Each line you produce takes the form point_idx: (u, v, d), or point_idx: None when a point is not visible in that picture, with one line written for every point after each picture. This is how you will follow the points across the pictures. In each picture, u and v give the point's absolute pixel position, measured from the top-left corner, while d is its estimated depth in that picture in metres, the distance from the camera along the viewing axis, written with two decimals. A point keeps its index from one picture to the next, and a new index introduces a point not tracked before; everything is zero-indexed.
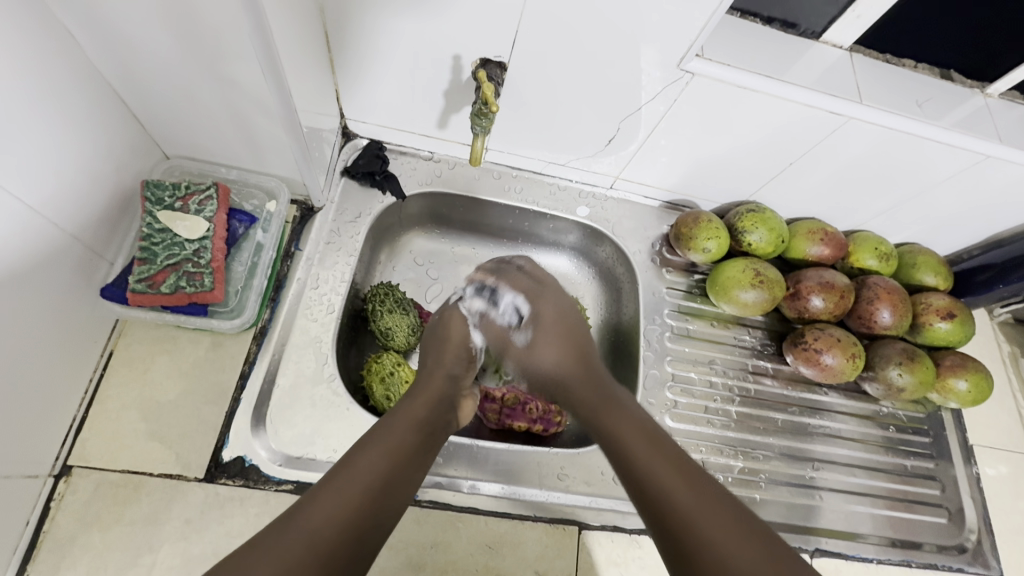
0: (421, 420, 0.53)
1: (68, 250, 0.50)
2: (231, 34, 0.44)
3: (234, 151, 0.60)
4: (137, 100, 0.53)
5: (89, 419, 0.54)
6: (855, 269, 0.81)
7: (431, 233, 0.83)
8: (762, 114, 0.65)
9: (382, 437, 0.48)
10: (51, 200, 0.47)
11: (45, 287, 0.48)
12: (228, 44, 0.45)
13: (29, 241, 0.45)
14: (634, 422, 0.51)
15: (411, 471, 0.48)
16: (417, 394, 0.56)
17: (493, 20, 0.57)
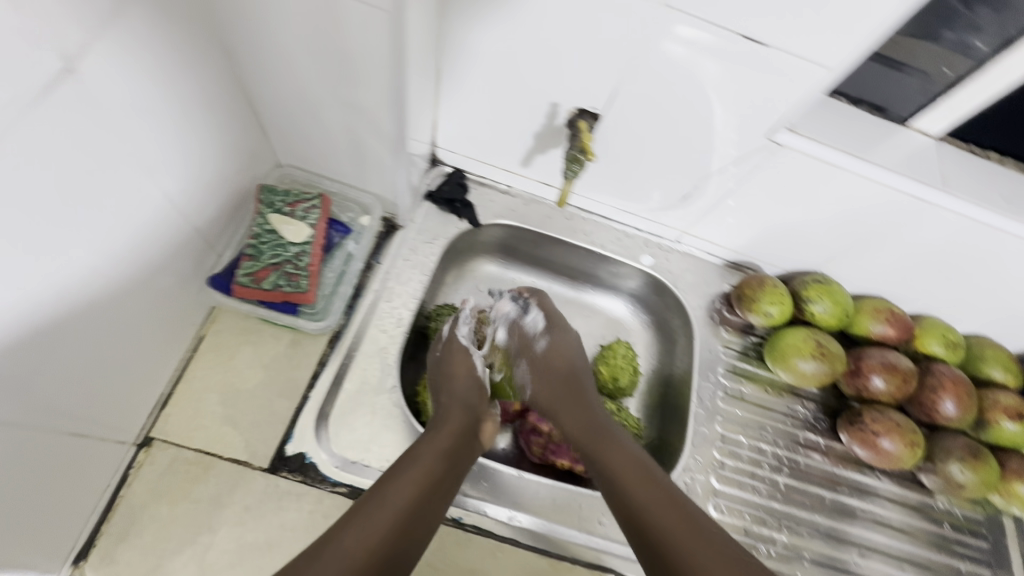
0: (448, 451, 0.56)
1: (187, 240, 0.55)
2: (372, 71, 0.49)
3: (341, 166, 0.65)
4: (268, 114, 0.59)
5: (175, 396, 0.58)
6: (918, 354, 0.79)
7: (496, 262, 0.86)
8: (843, 192, 0.66)
9: (415, 467, 0.52)
10: (184, 191, 0.52)
11: (164, 269, 0.52)
12: (366, 75, 0.50)
13: (161, 225, 0.50)
14: (630, 468, 0.57)
15: (437, 501, 0.51)
16: (444, 423, 0.59)
17: (595, 76, 0.60)
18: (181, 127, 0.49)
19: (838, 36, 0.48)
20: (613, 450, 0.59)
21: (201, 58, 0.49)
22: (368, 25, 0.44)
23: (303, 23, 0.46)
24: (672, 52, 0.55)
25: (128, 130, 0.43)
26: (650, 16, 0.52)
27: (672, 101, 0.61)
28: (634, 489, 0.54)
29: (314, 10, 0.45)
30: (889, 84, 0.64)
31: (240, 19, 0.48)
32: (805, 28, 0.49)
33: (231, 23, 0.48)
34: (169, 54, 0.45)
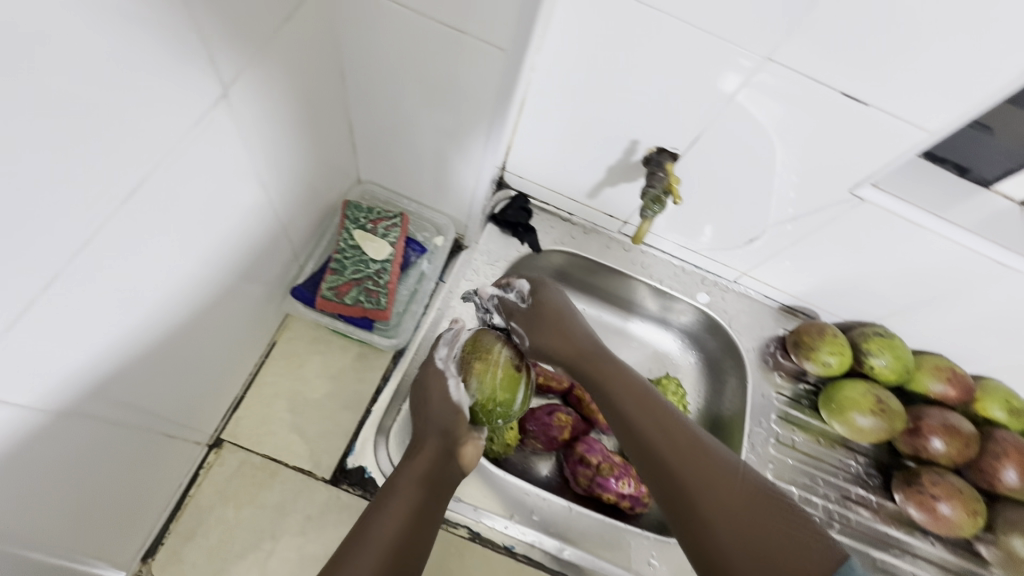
0: (428, 479, 0.51)
1: (272, 248, 0.57)
2: (480, 102, 0.52)
3: (421, 186, 0.67)
4: (362, 134, 0.61)
5: (246, 401, 0.59)
6: (979, 417, 0.77)
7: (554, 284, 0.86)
8: (919, 249, 0.65)
9: (397, 501, 0.48)
10: (278, 201, 0.54)
11: (247, 275, 0.54)
12: (473, 105, 0.53)
13: (252, 233, 0.52)
14: (624, 387, 0.58)
15: (426, 534, 0.48)
16: (420, 447, 0.53)
17: (681, 119, 0.61)
18: (286, 142, 0.51)
19: (946, 99, 0.48)
20: (613, 372, 0.60)
21: (320, 82, 0.52)
22: (484, 59, 0.47)
23: (421, 55, 0.49)
24: (764, 102, 0.55)
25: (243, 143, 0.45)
26: (747, 67, 0.53)
27: (755, 148, 0.61)
28: (632, 412, 0.56)
29: (436, 43, 0.47)
30: (977, 147, 0.63)
31: (358, 46, 0.50)
32: (908, 88, 0.49)
33: (350, 50, 0.51)
34: (295, 77, 0.47)
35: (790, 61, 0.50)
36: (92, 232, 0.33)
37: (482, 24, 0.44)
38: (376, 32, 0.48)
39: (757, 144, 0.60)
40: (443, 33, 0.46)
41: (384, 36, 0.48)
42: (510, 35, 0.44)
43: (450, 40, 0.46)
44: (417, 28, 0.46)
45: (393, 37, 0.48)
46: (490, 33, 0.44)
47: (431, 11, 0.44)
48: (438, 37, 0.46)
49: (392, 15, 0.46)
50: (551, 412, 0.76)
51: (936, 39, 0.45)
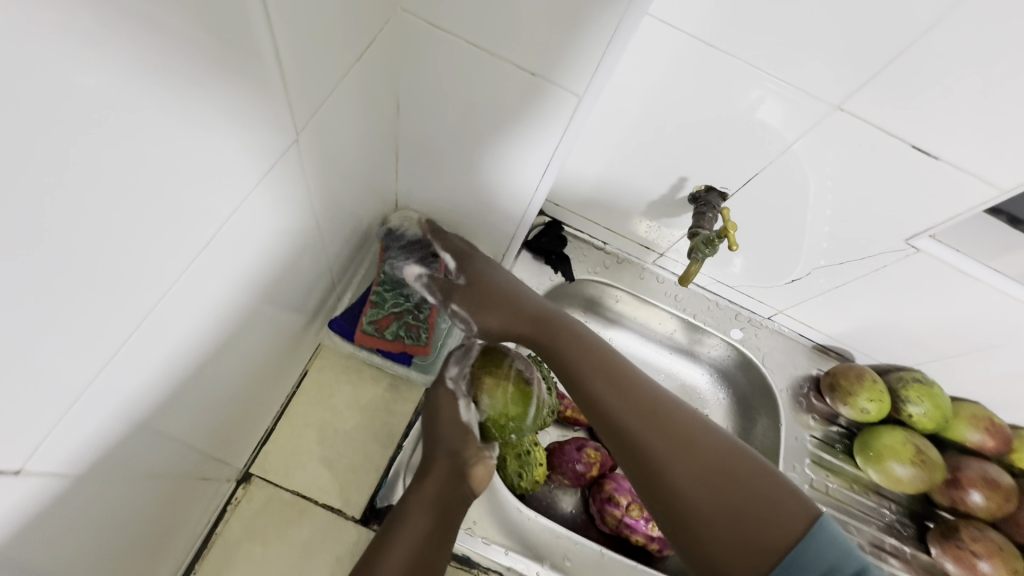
0: (438, 502, 0.51)
1: (313, 275, 0.55)
2: (533, 134, 0.52)
3: (460, 214, 0.66)
4: (409, 158, 0.61)
5: (276, 432, 0.57)
6: (1015, 468, 0.75)
7: (601, 321, 0.85)
8: (969, 301, 0.64)
9: (407, 526, 0.49)
10: (326, 227, 0.53)
11: (286, 306, 0.52)
12: (525, 135, 0.52)
13: (295, 264, 0.50)
14: (595, 369, 0.57)
15: (436, 558, 0.49)
16: (428, 467, 0.54)
17: (736, 158, 0.59)
18: (337, 171, 0.50)
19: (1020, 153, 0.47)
20: (580, 354, 0.58)
21: (376, 114, 0.52)
22: (553, 101, 0.48)
23: (485, 95, 0.50)
24: (825, 147, 0.54)
25: (299, 173, 0.43)
26: (812, 112, 0.51)
27: (808, 192, 0.59)
28: (606, 397, 0.55)
29: (504, 84, 0.48)
30: None
31: (421, 81, 0.51)
32: (979, 140, 0.47)
33: (413, 84, 0.52)
34: (353, 107, 0.47)
35: (859, 109, 0.49)
36: (151, 272, 0.31)
37: (559, 69, 0.45)
38: (444, 70, 0.49)
39: (811, 188, 0.59)
40: (514, 75, 0.47)
41: (452, 75, 0.49)
42: (585, 80, 0.45)
43: (521, 84, 0.47)
44: (487, 70, 0.48)
45: (461, 76, 0.49)
46: (567, 80, 0.46)
47: (506, 55, 0.45)
48: (507, 79, 0.47)
49: (465, 55, 0.47)
50: (580, 448, 0.74)
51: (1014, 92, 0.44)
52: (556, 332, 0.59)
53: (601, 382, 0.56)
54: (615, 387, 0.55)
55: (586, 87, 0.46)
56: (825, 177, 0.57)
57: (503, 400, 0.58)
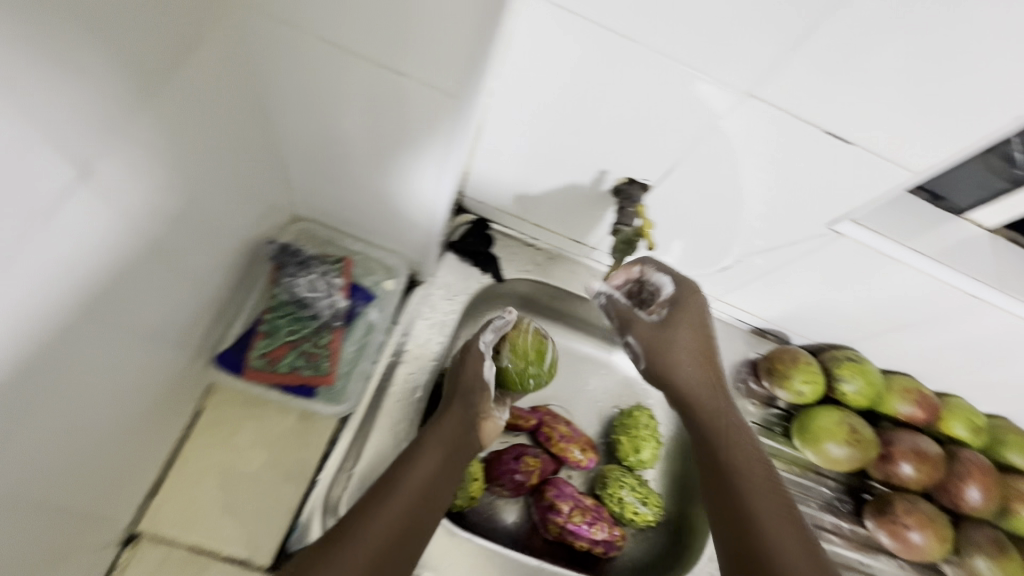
0: (450, 444, 0.55)
1: (189, 299, 0.51)
2: (413, 134, 0.49)
3: (366, 220, 0.63)
4: (300, 165, 0.58)
5: (165, 483, 0.54)
6: (943, 435, 0.78)
7: (541, 320, 0.82)
8: (890, 281, 0.64)
9: (421, 458, 0.53)
10: (198, 256, 0.51)
11: (156, 352, 0.48)
12: (405, 134, 0.49)
13: (157, 307, 0.47)
14: (747, 458, 0.57)
15: (439, 498, 0.52)
16: (446, 411, 0.58)
17: (654, 148, 0.56)
18: (195, 183, 0.47)
19: (929, 135, 0.46)
20: (732, 427, 0.59)
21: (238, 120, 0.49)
22: (425, 97, 0.45)
23: (356, 92, 0.47)
24: (740, 134, 0.51)
25: (113, 189, 0.38)
26: (723, 99, 0.48)
27: (739, 176, 0.56)
28: (737, 475, 0.55)
29: (373, 80, 0.45)
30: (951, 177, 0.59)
31: (292, 86, 0.49)
32: (889, 123, 0.46)
33: (278, 87, 0.49)
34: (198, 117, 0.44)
35: (767, 96, 0.47)
36: None
37: (421, 61, 0.43)
38: (307, 71, 0.47)
39: (743, 172, 0.55)
40: (379, 71, 0.44)
41: (318, 76, 0.47)
42: (451, 69, 0.42)
43: (386, 81, 0.45)
44: (351, 68, 0.45)
45: (326, 77, 0.47)
46: (434, 74, 0.43)
47: (364, 47, 0.43)
48: (371, 79, 0.45)
49: (322, 54, 0.45)
50: (519, 457, 0.71)
51: (920, 73, 0.42)
52: (719, 415, 0.59)
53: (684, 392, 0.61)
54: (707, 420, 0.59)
55: (455, 80, 0.43)
56: (755, 161, 0.53)
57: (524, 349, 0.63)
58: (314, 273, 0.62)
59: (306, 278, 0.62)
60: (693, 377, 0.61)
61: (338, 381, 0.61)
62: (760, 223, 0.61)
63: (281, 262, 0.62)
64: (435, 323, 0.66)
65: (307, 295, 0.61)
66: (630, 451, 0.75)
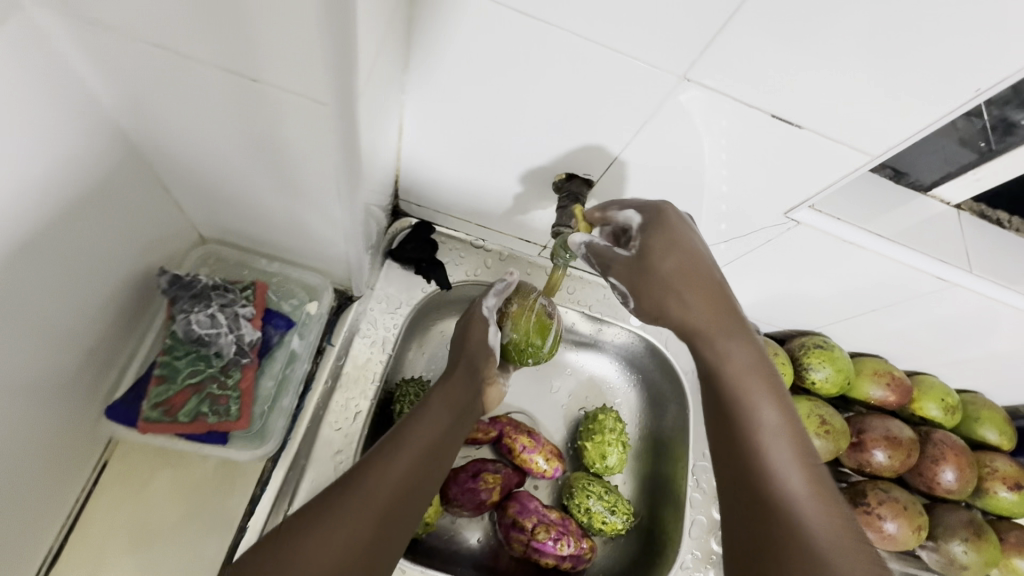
0: (457, 404, 0.55)
1: (65, 373, 0.42)
2: (308, 163, 0.38)
3: (282, 244, 0.52)
4: (184, 190, 0.45)
5: (66, 551, 0.46)
6: (916, 416, 0.75)
7: None
8: (856, 267, 0.60)
9: (428, 413, 0.52)
10: (68, 330, 0.41)
11: (35, 433, 0.40)
12: (296, 162, 0.38)
13: (24, 392, 0.38)
14: (756, 377, 0.44)
15: (444, 455, 0.51)
16: (448, 374, 0.58)
17: (593, 139, 0.51)
18: (41, 263, 0.36)
19: (878, 115, 0.42)
20: (734, 354, 0.45)
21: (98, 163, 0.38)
22: (309, 130, 0.34)
23: (226, 112, 0.35)
24: (683, 121, 0.47)
25: None
26: (660, 86, 0.44)
27: (702, 156, 0.50)
28: (757, 413, 0.42)
29: (240, 101, 0.33)
30: (915, 152, 0.57)
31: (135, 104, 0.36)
32: (836, 104, 0.42)
33: (132, 114, 0.37)
34: (34, 166, 0.33)
35: (705, 80, 0.42)
36: None
37: (284, 74, 0.30)
38: (156, 89, 0.34)
39: (708, 151, 0.49)
40: (235, 85, 0.32)
41: (176, 99, 0.35)
42: (324, 91, 0.30)
43: (242, 90, 0.32)
44: (205, 82, 0.32)
45: (183, 98, 0.34)
46: (290, 81, 0.30)
47: (212, 58, 0.30)
48: (226, 91, 0.33)
49: (169, 73, 0.32)
50: (477, 474, 0.66)
51: (862, 51, 0.38)
52: (717, 335, 0.46)
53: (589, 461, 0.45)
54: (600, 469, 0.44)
55: (332, 99, 0.31)
56: (723, 139, 0.48)
57: (525, 327, 0.61)
58: (213, 307, 0.48)
59: (203, 313, 0.48)
60: (690, 309, 0.47)
61: (253, 424, 0.50)
62: (725, 205, 0.55)
63: (172, 297, 0.48)
64: (375, 340, 0.60)
65: (202, 333, 0.47)
66: (595, 458, 0.71)
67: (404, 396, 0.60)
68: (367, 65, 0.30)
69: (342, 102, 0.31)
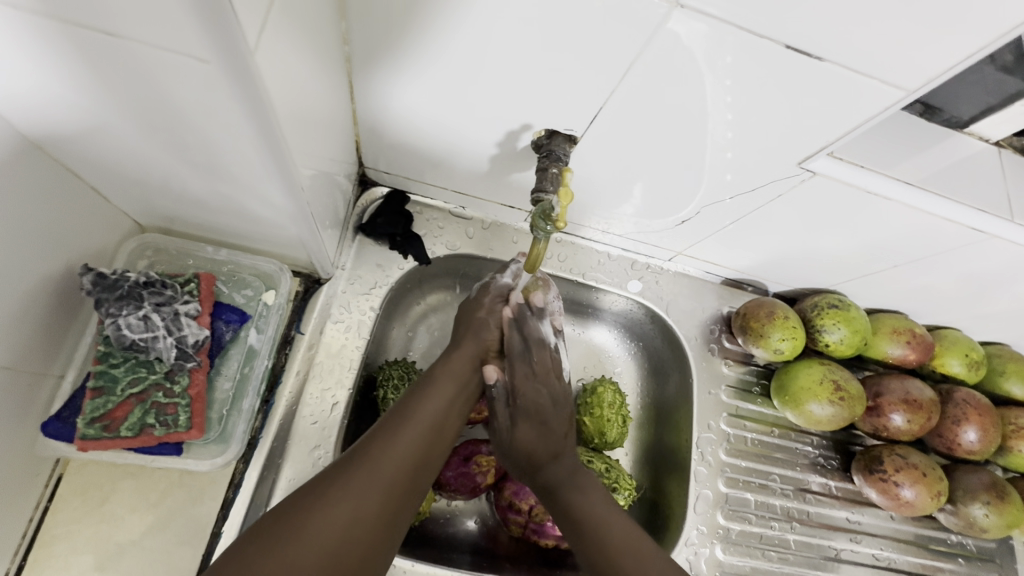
0: (463, 380, 0.51)
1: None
2: (226, 138, 0.32)
3: (227, 230, 0.47)
4: (102, 178, 0.40)
5: (28, 571, 0.43)
6: (938, 374, 0.70)
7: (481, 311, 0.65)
8: (876, 221, 0.53)
9: (434, 391, 0.48)
10: None
11: None
12: (211, 137, 0.32)
13: None
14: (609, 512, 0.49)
15: (446, 439, 0.47)
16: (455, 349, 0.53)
17: (573, 90, 0.44)
18: None
19: (911, 42, 0.35)
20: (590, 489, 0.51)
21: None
22: (207, 99, 0.28)
23: (110, 85, 0.29)
24: (675, 59, 0.39)
25: None
26: (647, 19, 0.36)
27: (702, 98, 0.43)
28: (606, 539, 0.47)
29: (116, 66, 0.27)
30: (952, 86, 0.48)
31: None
32: (862, 31, 0.35)
33: (7, 103, 0.31)
34: None
35: (700, 7, 0.35)
36: None
37: (150, 29, 0.24)
38: (16, 63, 0.28)
39: (709, 92, 0.42)
40: (100, 45, 0.26)
41: (47, 75, 0.29)
42: (202, 47, 0.25)
43: (117, 55, 0.26)
44: (67, 47, 0.26)
45: (53, 72, 0.28)
46: (159, 35, 0.25)
47: (61, 12, 0.24)
48: (104, 57, 0.27)
49: (22, 42, 0.26)
50: (469, 458, 0.62)
51: None
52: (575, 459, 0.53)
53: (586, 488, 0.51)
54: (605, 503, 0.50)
55: (215, 56, 0.25)
56: (722, 77, 0.40)
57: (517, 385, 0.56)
58: (145, 308, 0.44)
59: (134, 316, 0.43)
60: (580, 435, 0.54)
61: (211, 430, 0.46)
62: (731, 151, 0.48)
63: (96, 301, 0.43)
64: (349, 325, 0.56)
65: (135, 338, 0.43)
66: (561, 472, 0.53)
67: (387, 381, 0.55)
68: (257, 15, 0.25)
69: (230, 55, 0.25)
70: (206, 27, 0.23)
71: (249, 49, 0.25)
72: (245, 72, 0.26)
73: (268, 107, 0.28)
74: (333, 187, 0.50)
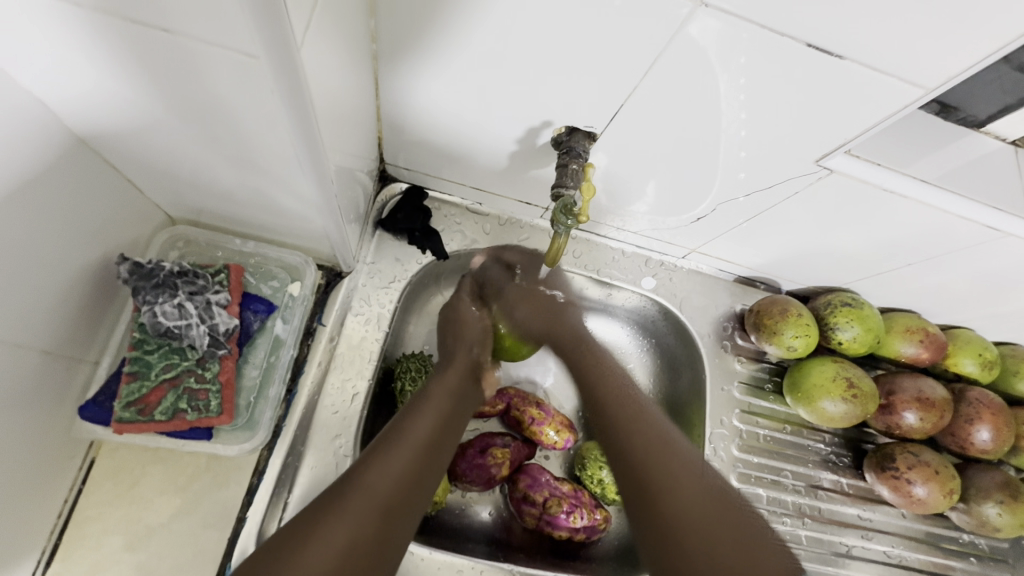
0: (457, 392, 0.52)
1: (29, 379, 0.38)
2: (264, 131, 0.33)
3: (255, 223, 0.48)
4: (140, 172, 0.41)
5: (62, 551, 0.45)
6: (951, 373, 0.70)
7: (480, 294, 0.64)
8: (893, 219, 0.54)
9: (427, 407, 0.49)
10: (29, 334, 0.38)
11: (9, 440, 0.38)
12: (249, 129, 0.33)
13: None
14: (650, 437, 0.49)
15: (448, 445, 0.48)
16: (449, 363, 0.55)
17: (596, 89, 0.45)
18: None
19: (931, 42, 0.35)
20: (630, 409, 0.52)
21: (36, 152, 0.33)
22: (250, 93, 0.30)
23: (156, 78, 0.30)
24: (695, 59, 0.40)
25: None
26: (670, 20, 0.37)
27: (716, 96, 0.44)
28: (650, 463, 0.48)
29: (165, 61, 0.29)
30: (971, 86, 0.49)
31: (48, 80, 0.31)
32: (881, 29, 0.35)
33: (57, 97, 0.32)
34: None
35: (723, 6, 0.36)
36: None
37: (202, 23, 0.25)
38: (66, 58, 0.29)
39: (722, 90, 0.43)
40: (151, 39, 0.27)
41: (95, 70, 0.30)
42: (253, 42, 0.26)
43: (169, 49, 0.28)
44: (121, 44, 0.28)
45: (103, 68, 0.30)
46: (209, 29, 0.26)
47: (119, 11, 0.25)
48: (155, 53, 0.28)
49: (79, 41, 0.28)
50: (485, 450, 0.63)
51: None
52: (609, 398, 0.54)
53: (613, 427, 0.50)
54: (628, 428, 0.49)
55: (263, 51, 0.26)
56: (741, 77, 0.41)
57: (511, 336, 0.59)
58: (180, 297, 0.45)
59: (169, 304, 0.44)
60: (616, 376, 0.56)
61: (238, 416, 0.48)
62: (743, 150, 0.49)
63: (133, 289, 0.44)
64: (369, 319, 0.57)
65: (170, 325, 0.44)
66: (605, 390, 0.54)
67: (405, 372, 0.56)
68: (303, 11, 0.26)
69: (278, 49, 0.26)
70: (258, 24, 0.25)
71: (297, 43, 0.26)
72: (292, 66, 0.27)
73: (309, 101, 0.30)
74: (356, 182, 0.52)
